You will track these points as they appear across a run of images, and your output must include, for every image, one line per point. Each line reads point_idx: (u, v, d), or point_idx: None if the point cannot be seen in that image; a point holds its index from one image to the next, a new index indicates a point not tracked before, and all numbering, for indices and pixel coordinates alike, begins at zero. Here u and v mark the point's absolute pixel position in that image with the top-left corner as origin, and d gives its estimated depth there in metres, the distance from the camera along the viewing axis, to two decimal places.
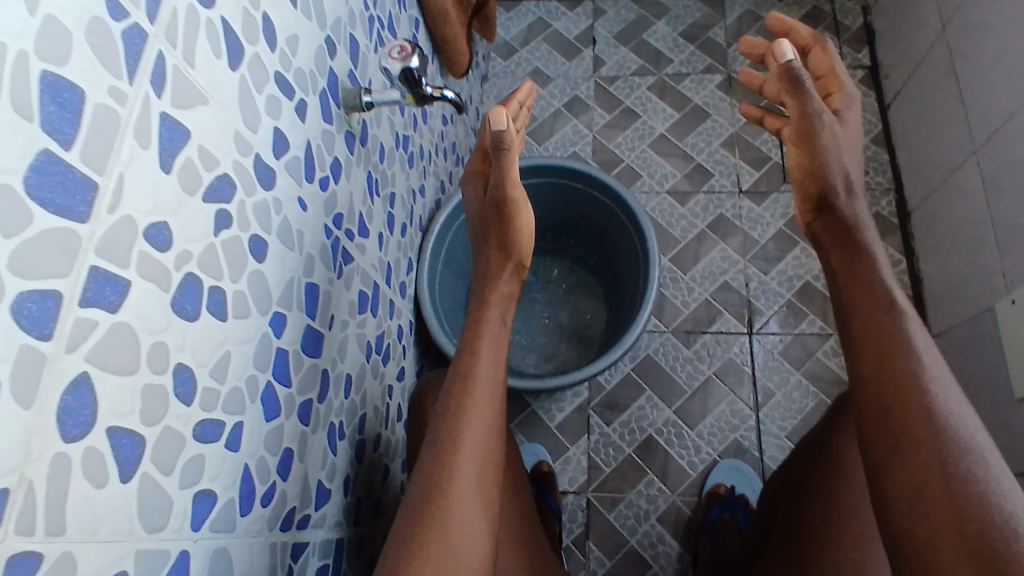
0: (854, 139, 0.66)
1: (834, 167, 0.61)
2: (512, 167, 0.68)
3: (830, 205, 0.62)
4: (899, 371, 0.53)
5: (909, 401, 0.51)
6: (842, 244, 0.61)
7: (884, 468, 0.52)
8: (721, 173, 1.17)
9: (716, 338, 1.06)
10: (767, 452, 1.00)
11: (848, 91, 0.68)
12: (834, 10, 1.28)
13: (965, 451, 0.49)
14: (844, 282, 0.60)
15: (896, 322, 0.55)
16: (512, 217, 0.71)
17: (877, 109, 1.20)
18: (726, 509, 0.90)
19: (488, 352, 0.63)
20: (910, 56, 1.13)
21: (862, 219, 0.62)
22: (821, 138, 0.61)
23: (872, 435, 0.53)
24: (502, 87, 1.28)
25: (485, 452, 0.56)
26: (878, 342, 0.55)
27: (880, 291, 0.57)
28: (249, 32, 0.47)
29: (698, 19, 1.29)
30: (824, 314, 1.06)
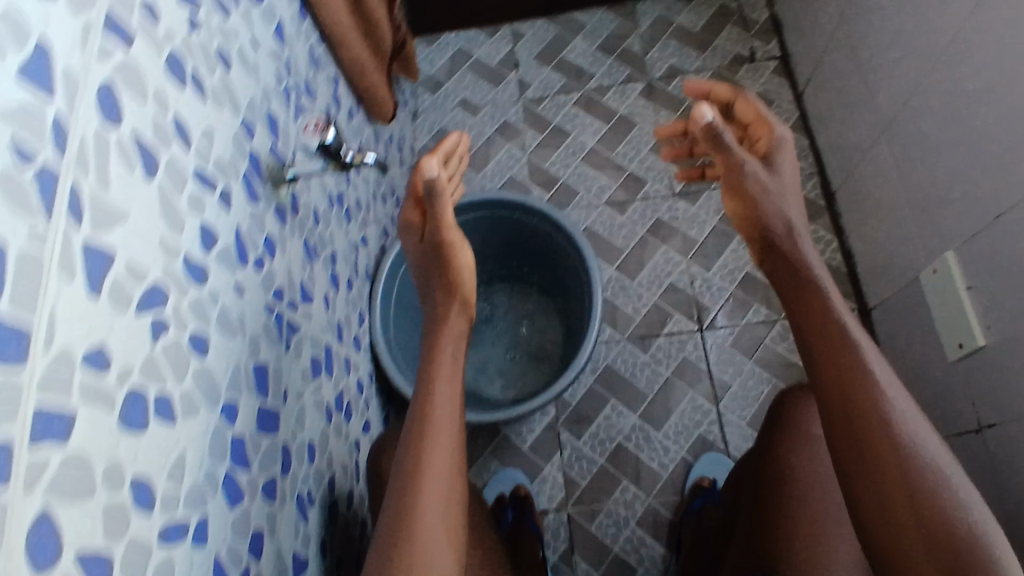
0: (791, 183, 0.71)
1: (773, 212, 0.68)
2: (444, 209, 0.73)
3: (775, 246, 0.68)
4: (861, 395, 0.58)
5: (877, 425, 0.57)
6: (789, 279, 0.66)
7: (857, 486, 0.57)
8: (654, 178, 1.21)
9: (669, 340, 1.10)
10: (732, 442, 1.04)
11: (780, 135, 0.72)
12: (740, 5, 1.31)
13: (929, 469, 0.55)
14: (795, 312, 0.65)
15: (850, 346, 0.60)
16: (451, 259, 0.76)
17: (793, 97, 1.25)
18: (704, 497, 0.95)
19: (443, 389, 0.64)
20: (814, 45, 1.18)
21: (806, 255, 0.66)
22: (751, 187, 0.68)
23: (842, 454, 0.59)
24: (433, 121, 1.30)
25: (449, 484, 0.59)
26: (836, 365, 0.60)
27: (831, 321, 0.61)
28: (161, 139, 0.49)
29: (613, 31, 1.32)
30: (768, 301, 1.11)
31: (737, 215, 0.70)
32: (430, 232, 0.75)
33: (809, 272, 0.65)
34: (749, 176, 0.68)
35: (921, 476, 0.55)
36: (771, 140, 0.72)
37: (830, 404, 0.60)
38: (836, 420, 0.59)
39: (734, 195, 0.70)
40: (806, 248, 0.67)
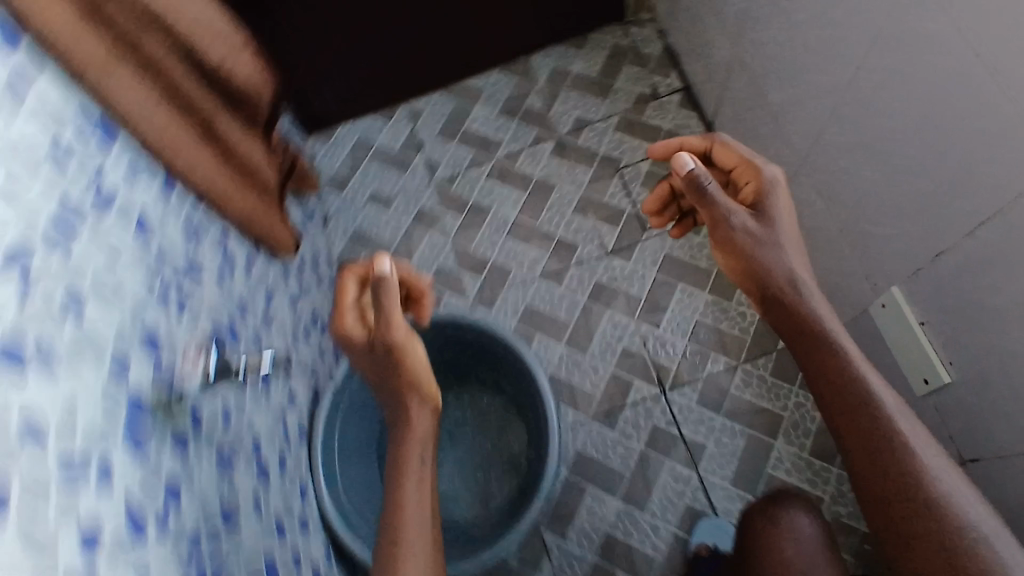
0: (788, 220, 0.68)
1: (771, 260, 0.66)
2: (394, 307, 0.68)
3: (774, 298, 0.67)
4: (887, 461, 0.62)
5: (903, 491, 0.61)
6: (794, 330, 0.66)
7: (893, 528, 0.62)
8: (584, 240, 1.16)
9: (635, 410, 1.06)
10: (720, 505, 1.01)
11: (765, 172, 0.70)
12: (633, 42, 1.28)
13: (942, 504, 0.60)
14: (808, 365, 0.66)
15: (867, 405, 0.63)
16: (404, 359, 0.69)
17: (704, 127, 1.21)
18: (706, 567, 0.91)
19: (410, 500, 0.66)
20: (715, 75, 1.15)
21: (810, 303, 0.66)
22: (738, 240, 0.67)
23: (870, 507, 0.63)
24: (345, 223, 1.23)
25: None
26: (857, 429, 0.63)
27: (845, 372, 0.63)
28: (12, 462, 0.42)
29: (511, 92, 1.28)
30: (724, 347, 1.08)
31: (733, 271, 0.69)
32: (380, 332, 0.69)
33: (819, 325, 0.65)
34: (736, 228, 0.67)
35: (943, 524, 0.60)
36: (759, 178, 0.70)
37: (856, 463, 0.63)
38: (865, 479, 0.63)
39: (725, 249, 0.68)
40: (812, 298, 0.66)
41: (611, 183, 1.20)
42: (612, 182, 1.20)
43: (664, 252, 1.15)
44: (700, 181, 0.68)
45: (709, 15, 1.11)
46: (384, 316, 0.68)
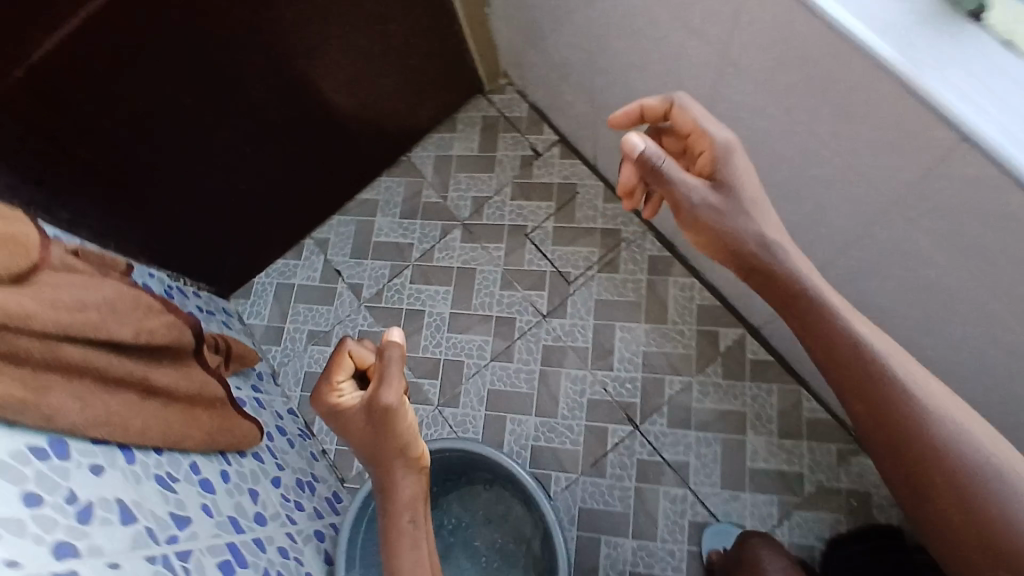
0: (747, 183, 0.71)
1: (736, 230, 0.69)
2: (394, 377, 0.69)
3: (748, 262, 0.70)
4: (881, 395, 0.67)
5: (897, 418, 0.67)
6: (772, 289, 0.70)
7: (892, 451, 0.68)
8: (519, 311, 1.23)
9: (618, 452, 1.14)
10: (719, 510, 1.10)
11: (720, 141, 0.71)
12: (499, 109, 1.34)
13: (937, 425, 0.66)
14: (791, 314, 0.70)
15: (857, 352, 0.67)
16: (393, 428, 0.70)
17: (590, 168, 1.29)
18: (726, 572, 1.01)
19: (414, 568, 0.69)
20: (581, 125, 1.22)
21: (784, 260, 0.69)
22: (701, 217, 0.70)
23: (871, 433, 0.69)
24: (295, 369, 1.26)
25: None
26: (850, 369, 0.67)
27: (827, 317, 0.68)
28: None
29: (405, 193, 1.33)
30: (675, 367, 1.17)
31: (706, 241, 0.71)
32: (374, 404, 0.69)
33: (796, 281, 0.69)
34: (695, 205, 0.69)
35: (939, 440, 0.66)
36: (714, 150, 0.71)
37: (851, 397, 0.69)
38: (859, 411, 0.69)
39: (698, 223, 0.70)
40: (788, 257, 0.69)
41: (525, 249, 1.26)
42: (526, 248, 1.26)
43: (595, 297, 1.22)
44: (650, 162, 0.69)
45: (555, 79, 1.18)
46: (379, 387, 0.69)
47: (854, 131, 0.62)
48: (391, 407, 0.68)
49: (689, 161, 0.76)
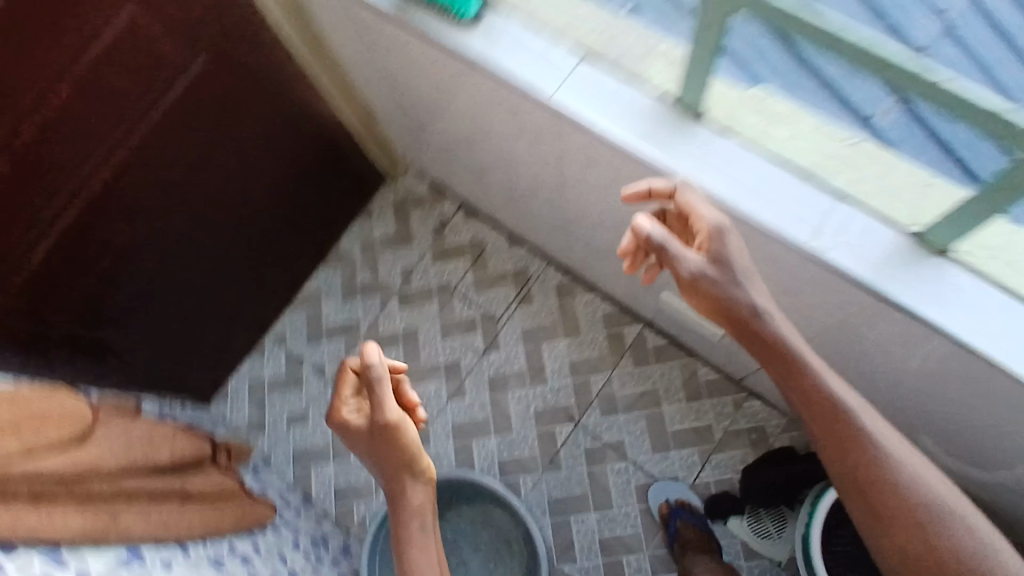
0: (737, 263, 0.82)
1: (729, 298, 0.82)
2: (387, 394, 0.87)
3: (739, 321, 0.83)
4: (848, 429, 0.82)
5: (864, 447, 0.81)
6: (757, 344, 0.84)
7: (855, 481, 0.82)
8: (462, 353, 1.47)
9: (567, 447, 1.39)
10: (656, 470, 1.36)
11: (715, 224, 0.81)
12: (405, 191, 1.60)
13: (891, 460, 0.81)
14: (777, 367, 0.84)
15: (829, 396, 0.82)
16: (399, 439, 0.87)
17: (491, 223, 1.55)
18: (677, 519, 1.30)
19: (425, 562, 0.86)
20: (475, 191, 1.48)
21: (769, 323, 0.83)
22: (701, 283, 0.82)
23: (838, 465, 0.83)
24: (284, 450, 1.45)
25: None
26: (824, 410, 0.82)
27: (804, 366, 0.83)
28: None
29: (342, 279, 1.55)
30: (596, 367, 1.43)
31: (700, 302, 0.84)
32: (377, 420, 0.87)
33: (778, 338, 0.83)
34: (696, 276, 0.82)
35: (893, 473, 0.81)
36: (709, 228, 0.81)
37: (821, 432, 0.83)
38: (827, 444, 0.83)
39: (692, 287, 0.82)
40: (772, 321, 0.83)
41: (455, 302, 1.50)
42: (455, 300, 1.50)
43: (521, 327, 1.48)
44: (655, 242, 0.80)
45: (446, 161, 1.44)
46: (376, 403, 0.87)
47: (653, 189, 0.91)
48: (391, 420, 0.86)
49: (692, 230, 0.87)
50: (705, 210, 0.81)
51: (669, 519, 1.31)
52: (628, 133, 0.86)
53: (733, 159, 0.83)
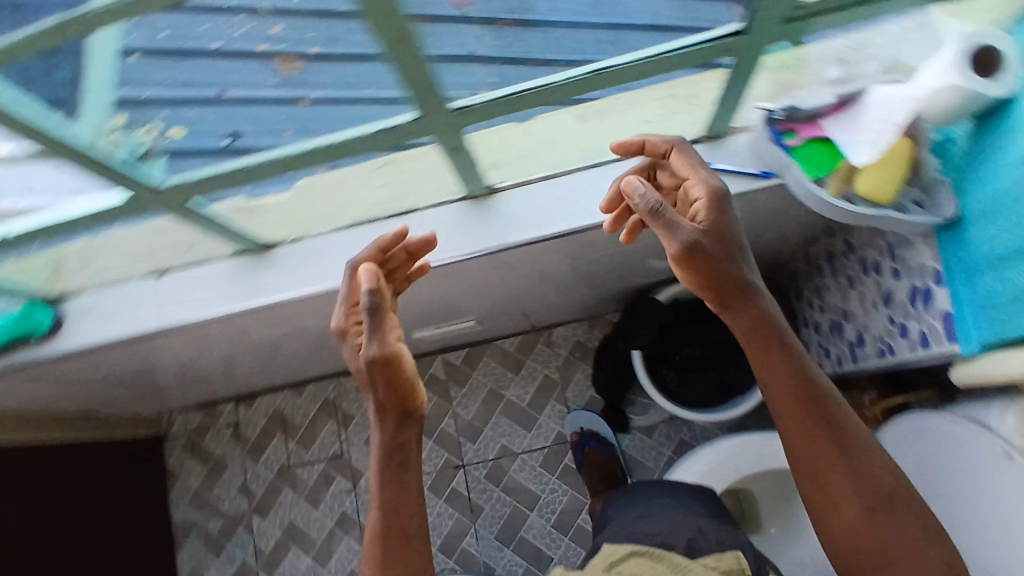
0: (733, 245, 0.70)
1: (722, 271, 0.69)
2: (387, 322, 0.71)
3: (736, 301, 0.69)
4: (841, 429, 0.64)
5: (849, 442, 0.64)
6: (754, 335, 0.69)
7: (828, 503, 0.63)
8: (339, 503, 1.49)
9: (472, 488, 1.48)
10: (540, 441, 1.49)
11: (711, 189, 0.72)
12: (185, 432, 1.60)
13: (901, 481, 0.63)
14: (759, 359, 0.68)
15: (829, 393, 0.66)
16: (398, 373, 0.71)
17: (270, 391, 1.58)
18: (585, 446, 1.42)
19: (400, 500, 0.70)
20: (232, 384, 1.50)
21: (768, 310, 0.69)
22: (691, 255, 0.68)
23: (808, 479, 0.65)
24: None
25: (417, 525, 0.70)
26: (797, 394, 0.66)
27: (795, 367, 0.67)
28: None
29: (201, 542, 1.53)
30: (438, 416, 1.53)
31: (697, 279, 0.69)
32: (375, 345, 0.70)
33: (771, 323, 0.69)
34: (686, 243, 0.68)
35: (902, 493, 0.62)
36: (712, 191, 0.72)
37: (798, 418, 0.65)
38: (797, 432, 0.65)
39: (689, 258, 0.68)
40: (765, 299, 0.70)
41: (299, 472, 1.52)
42: (298, 471, 1.53)
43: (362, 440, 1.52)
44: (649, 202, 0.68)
45: (185, 387, 1.46)
46: (377, 331, 0.70)
47: (306, 309, 1.00)
48: (387, 354, 0.69)
49: (681, 199, 0.79)
50: (705, 174, 0.73)
51: (577, 448, 1.44)
52: (235, 301, 0.94)
53: (318, 251, 0.95)
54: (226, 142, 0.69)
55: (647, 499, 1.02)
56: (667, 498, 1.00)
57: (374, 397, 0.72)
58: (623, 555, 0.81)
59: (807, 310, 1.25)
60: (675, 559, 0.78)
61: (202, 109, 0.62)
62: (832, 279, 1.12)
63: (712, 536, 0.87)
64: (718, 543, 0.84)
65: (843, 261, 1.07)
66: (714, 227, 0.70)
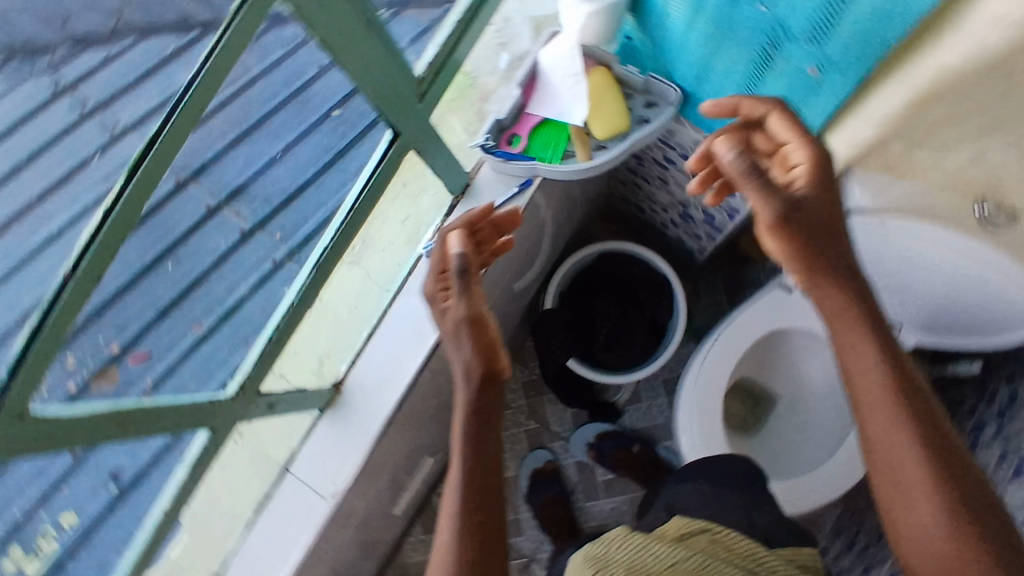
0: (836, 225, 0.60)
1: (822, 248, 0.59)
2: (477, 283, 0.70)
3: (830, 278, 0.59)
4: (938, 438, 0.54)
5: (943, 443, 0.54)
6: (839, 314, 0.59)
7: (909, 510, 0.53)
8: None
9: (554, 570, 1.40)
10: (568, 482, 1.45)
11: (817, 160, 0.62)
12: None
13: (997, 505, 0.53)
14: (845, 339, 0.59)
15: (922, 391, 0.56)
16: (490, 334, 0.70)
17: None
18: (608, 451, 1.39)
19: (480, 453, 0.66)
20: None
21: (861, 290, 0.59)
22: (791, 225, 0.58)
23: (889, 482, 0.55)
24: None
25: (495, 463, 0.67)
26: (885, 382, 0.56)
27: (890, 357, 0.57)
28: None
29: None
30: None
31: (793, 250, 0.59)
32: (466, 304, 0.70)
33: (867, 308, 0.59)
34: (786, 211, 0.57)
35: (1000, 516, 0.52)
36: (819, 158, 0.61)
37: (883, 398, 0.56)
38: (874, 414, 0.56)
39: (784, 232, 0.58)
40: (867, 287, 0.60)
41: None
42: None
43: None
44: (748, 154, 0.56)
45: None
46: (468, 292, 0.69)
47: None
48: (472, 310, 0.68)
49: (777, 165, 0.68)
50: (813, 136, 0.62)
51: (601, 459, 1.40)
52: None
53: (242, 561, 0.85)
54: (113, 488, 0.68)
55: (701, 470, 0.91)
56: (711, 465, 0.93)
57: (460, 355, 0.70)
58: (693, 530, 0.69)
59: (653, 216, 1.30)
60: (753, 545, 0.67)
61: (73, 479, 0.63)
62: (649, 186, 1.15)
63: (783, 528, 0.75)
64: (787, 531, 0.74)
65: (640, 171, 1.11)
66: (817, 199, 0.60)
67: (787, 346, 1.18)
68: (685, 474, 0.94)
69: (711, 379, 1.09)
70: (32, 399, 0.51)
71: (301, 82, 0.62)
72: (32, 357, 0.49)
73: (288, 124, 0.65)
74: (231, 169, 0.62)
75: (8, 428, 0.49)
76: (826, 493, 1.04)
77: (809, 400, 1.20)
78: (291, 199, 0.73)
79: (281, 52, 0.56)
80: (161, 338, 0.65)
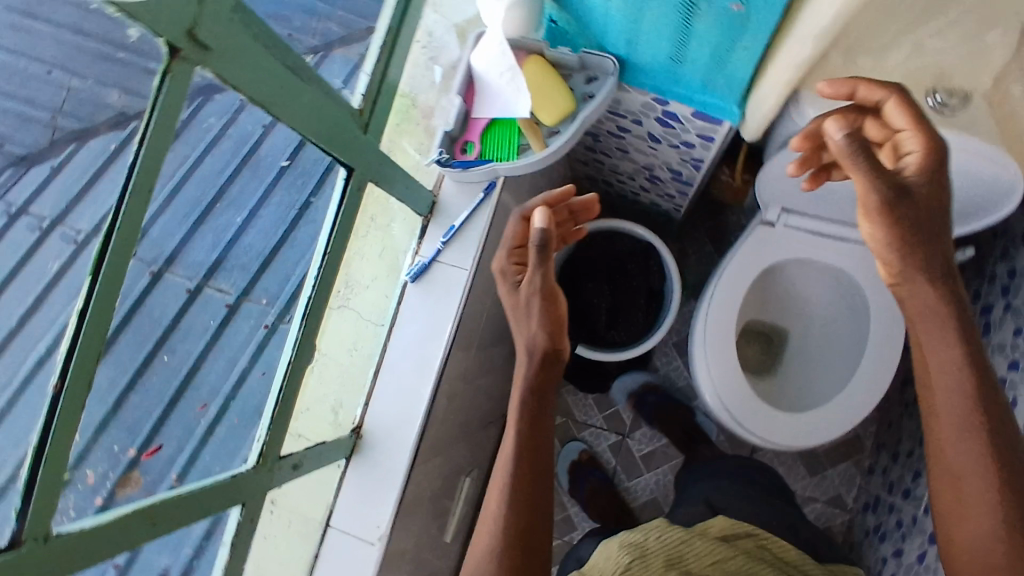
0: (937, 221, 0.64)
1: (921, 241, 0.63)
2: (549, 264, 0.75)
3: (927, 271, 0.63)
4: (1005, 449, 0.59)
5: (1012, 473, 0.58)
6: (930, 319, 0.64)
7: (963, 503, 0.60)
8: None
9: None
10: (607, 465, 1.44)
11: (926, 155, 0.64)
12: None
13: None
14: (932, 344, 0.63)
15: (997, 407, 0.60)
16: (559, 309, 0.77)
17: None
18: (651, 409, 1.36)
19: (532, 435, 0.73)
20: None
21: (955, 298, 0.63)
22: (894, 213, 0.63)
23: (950, 478, 0.61)
24: None
25: (543, 444, 0.74)
26: (962, 391, 0.61)
27: (969, 369, 0.61)
28: None
29: None
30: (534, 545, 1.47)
31: (890, 236, 0.64)
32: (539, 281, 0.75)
33: (960, 318, 0.63)
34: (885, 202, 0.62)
35: None
36: (931, 152, 0.64)
37: (958, 431, 0.61)
38: (949, 437, 0.61)
39: (882, 217, 0.63)
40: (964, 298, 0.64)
41: None
42: None
43: None
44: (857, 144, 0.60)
45: None
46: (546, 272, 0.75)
47: None
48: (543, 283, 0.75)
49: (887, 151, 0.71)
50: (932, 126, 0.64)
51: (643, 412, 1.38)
52: None
53: None
54: None
55: (727, 476, 1.10)
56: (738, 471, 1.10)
57: (530, 334, 0.76)
58: (739, 535, 0.87)
59: (624, 188, 1.30)
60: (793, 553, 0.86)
61: None
62: (612, 160, 1.15)
63: (808, 535, 0.95)
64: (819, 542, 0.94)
65: (598, 146, 1.11)
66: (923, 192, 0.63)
67: (787, 278, 1.17)
68: (709, 476, 1.12)
69: (718, 332, 1.09)
70: (51, 522, 0.50)
71: (248, 149, 0.62)
72: (40, 483, 0.48)
73: (247, 188, 0.66)
74: (200, 247, 0.62)
75: (38, 556, 0.49)
76: (860, 411, 1.05)
77: (819, 325, 1.20)
78: (269, 259, 0.73)
79: (219, 125, 0.55)
80: (155, 430, 0.63)
